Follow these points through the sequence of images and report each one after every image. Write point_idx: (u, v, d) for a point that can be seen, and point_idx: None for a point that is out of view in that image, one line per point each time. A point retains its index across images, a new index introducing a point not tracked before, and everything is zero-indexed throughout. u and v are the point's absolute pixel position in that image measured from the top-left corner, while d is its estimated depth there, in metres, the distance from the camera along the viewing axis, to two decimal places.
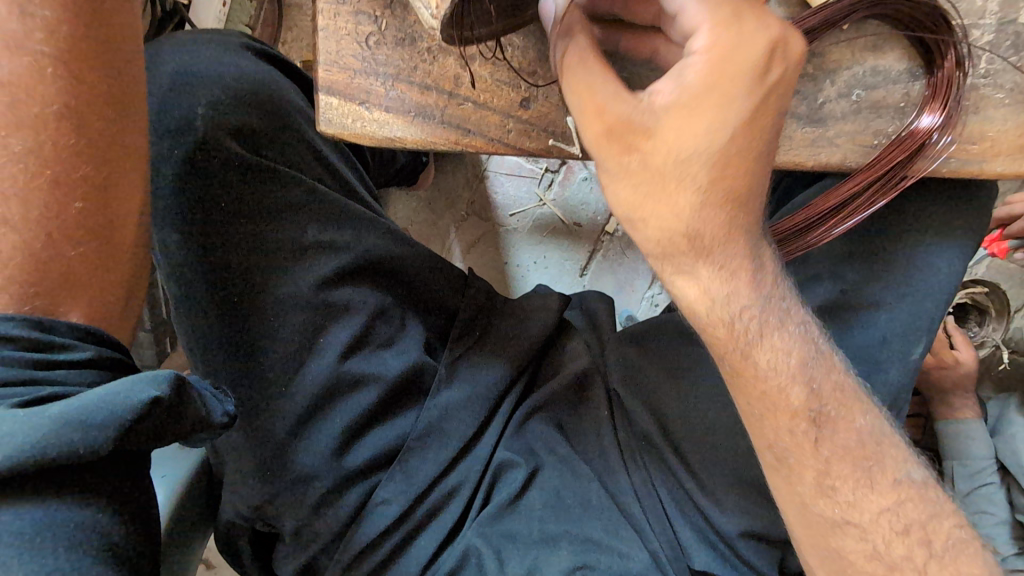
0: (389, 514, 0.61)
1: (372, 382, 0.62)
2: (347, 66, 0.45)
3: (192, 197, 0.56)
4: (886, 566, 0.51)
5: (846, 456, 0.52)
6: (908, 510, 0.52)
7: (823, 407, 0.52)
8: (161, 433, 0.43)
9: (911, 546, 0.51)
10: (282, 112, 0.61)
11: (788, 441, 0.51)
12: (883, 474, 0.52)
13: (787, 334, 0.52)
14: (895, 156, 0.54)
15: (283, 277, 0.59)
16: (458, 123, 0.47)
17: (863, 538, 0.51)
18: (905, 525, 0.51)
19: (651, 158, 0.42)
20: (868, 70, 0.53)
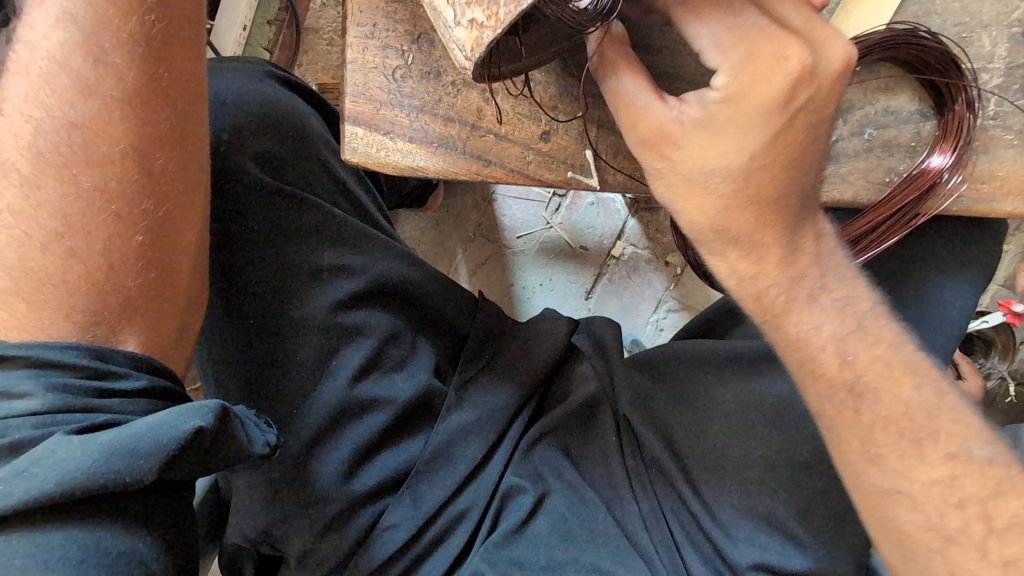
0: (396, 539, 0.60)
1: (383, 406, 0.61)
2: (373, 98, 0.45)
3: (218, 222, 0.59)
4: (942, 537, 0.47)
5: (912, 442, 0.48)
6: (965, 484, 0.47)
7: (864, 377, 0.49)
8: (205, 464, 0.43)
9: (968, 522, 0.46)
10: (305, 139, 0.62)
11: (890, 398, 0.49)
12: (934, 444, 0.48)
13: (842, 300, 0.50)
14: (908, 195, 0.54)
15: (298, 299, 0.59)
16: (479, 154, 0.48)
17: (915, 508, 0.47)
18: (960, 499, 0.47)
19: (679, 166, 0.45)
20: (880, 110, 0.54)
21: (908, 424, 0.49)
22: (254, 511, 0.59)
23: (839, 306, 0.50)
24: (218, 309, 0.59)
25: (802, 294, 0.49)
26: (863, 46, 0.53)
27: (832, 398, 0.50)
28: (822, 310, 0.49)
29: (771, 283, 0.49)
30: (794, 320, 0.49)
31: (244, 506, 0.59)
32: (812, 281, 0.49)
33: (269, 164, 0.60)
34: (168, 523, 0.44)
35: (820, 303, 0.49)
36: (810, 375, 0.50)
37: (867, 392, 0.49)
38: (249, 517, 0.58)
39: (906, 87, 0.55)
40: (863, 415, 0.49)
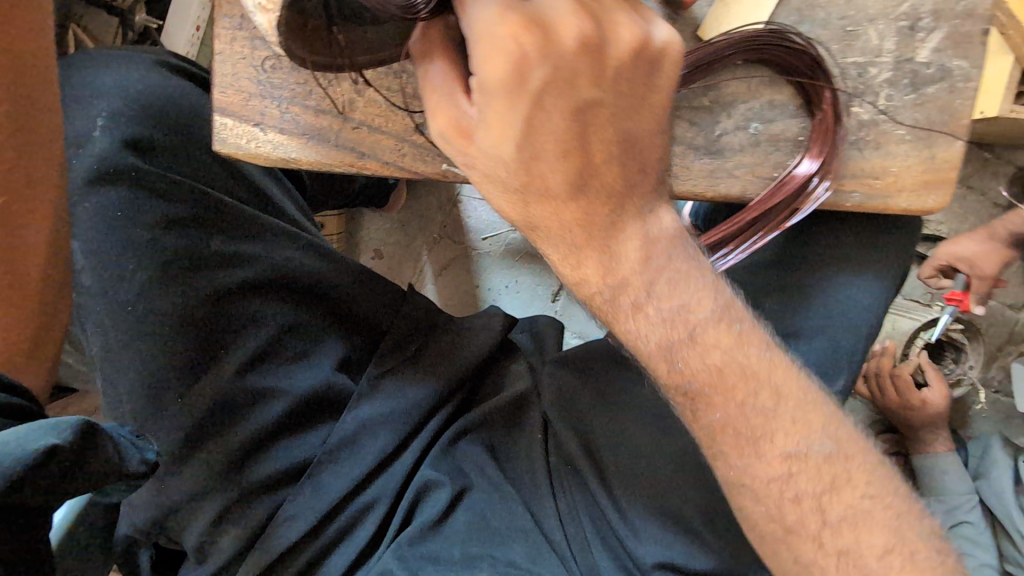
0: (295, 531, 0.61)
1: (279, 396, 0.62)
2: (242, 88, 0.47)
3: (97, 202, 0.56)
4: (782, 527, 0.48)
5: (748, 441, 0.49)
6: (801, 481, 0.48)
7: (697, 383, 0.49)
8: (64, 482, 0.45)
9: (806, 513, 0.48)
10: (197, 128, 0.64)
11: (722, 401, 0.49)
12: (772, 443, 0.49)
13: (676, 308, 0.49)
14: (777, 199, 0.54)
15: (184, 286, 0.58)
16: (352, 145, 0.48)
17: (758, 501, 0.49)
18: (796, 494, 0.48)
19: (474, 159, 0.43)
20: (765, 104, 0.54)
21: (742, 425, 0.49)
22: (144, 500, 0.58)
23: (669, 315, 0.49)
24: (92, 299, 0.56)
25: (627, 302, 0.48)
26: (727, 44, 0.52)
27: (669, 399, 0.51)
28: (646, 319, 0.49)
29: (595, 290, 0.48)
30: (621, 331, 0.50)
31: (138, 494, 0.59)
32: (637, 287, 0.48)
33: (146, 150, 0.59)
34: (20, 552, 0.44)
35: (645, 313, 0.48)
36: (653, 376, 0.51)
37: (702, 397, 0.50)
38: (141, 508, 0.58)
39: (786, 85, 0.54)
40: (701, 416, 0.50)
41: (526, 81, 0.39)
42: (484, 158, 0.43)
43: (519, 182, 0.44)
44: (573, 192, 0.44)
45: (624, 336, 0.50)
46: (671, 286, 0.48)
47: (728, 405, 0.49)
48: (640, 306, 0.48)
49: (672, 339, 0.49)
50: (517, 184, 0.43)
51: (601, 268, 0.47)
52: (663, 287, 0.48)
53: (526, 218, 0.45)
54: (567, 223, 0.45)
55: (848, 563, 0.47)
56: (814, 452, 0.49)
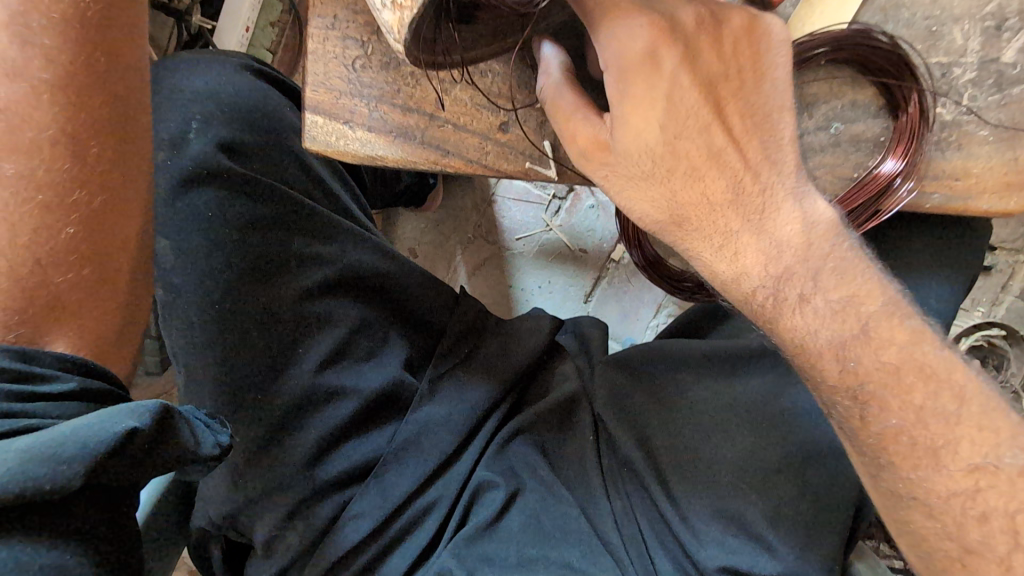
0: (361, 529, 0.62)
1: (349, 394, 0.63)
2: (334, 88, 0.47)
3: (180, 206, 0.57)
4: (960, 546, 0.46)
5: (927, 452, 0.47)
6: (987, 497, 0.46)
7: (869, 385, 0.48)
8: (141, 468, 0.43)
9: (991, 533, 0.45)
10: (272, 127, 0.64)
11: (899, 406, 0.48)
12: (954, 454, 0.47)
13: (843, 300, 0.49)
14: (860, 199, 0.54)
15: (264, 287, 0.60)
16: (438, 144, 0.49)
17: (932, 516, 0.47)
18: (982, 512, 0.46)
19: (621, 163, 0.47)
20: (846, 105, 0.54)
21: (920, 432, 0.47)
22: (218, 494, 0.59)
23: (837, 308, 0.49)
24: (182, 296, 0.57)
25: (793, 294, 0.49)
26: (816, 44, 0.53)
27: (831, 403, 0.50)
28: (812, 312, 0.49)
29: (757, 286, 0.49)
30: (786, 328, 0.49)
31: (212, 488, 0.60)
32: (801, 278, 0.49)
33: (234, 152, 0.60)
34: (96, 536, 0.42)
35: (812, 306, 0.49)
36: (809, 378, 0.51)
37: (873, 399, 0.48)
38: (215, 501, 0.59)
39: (867, 85, 0.54)
40: (871, 423, 0.48)
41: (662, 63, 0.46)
42: (628, 146, 0.47)
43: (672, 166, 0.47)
44: (720, 163, 0.47)
45: (789, 334, 0.50)
46: (834, 280, 0.49)
47: (904, 410, 0.48)
48: (807, 298, 0.49)
49: (841, 334, 0.49)
50: (661, 172, 0.47)
51: (760, 258, 0.48)
52: (829, 280, 0.49)
53: (676, 211, 0.48)
54: (720, 202, 0.48)
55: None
56: (1006, 466, 0.46)
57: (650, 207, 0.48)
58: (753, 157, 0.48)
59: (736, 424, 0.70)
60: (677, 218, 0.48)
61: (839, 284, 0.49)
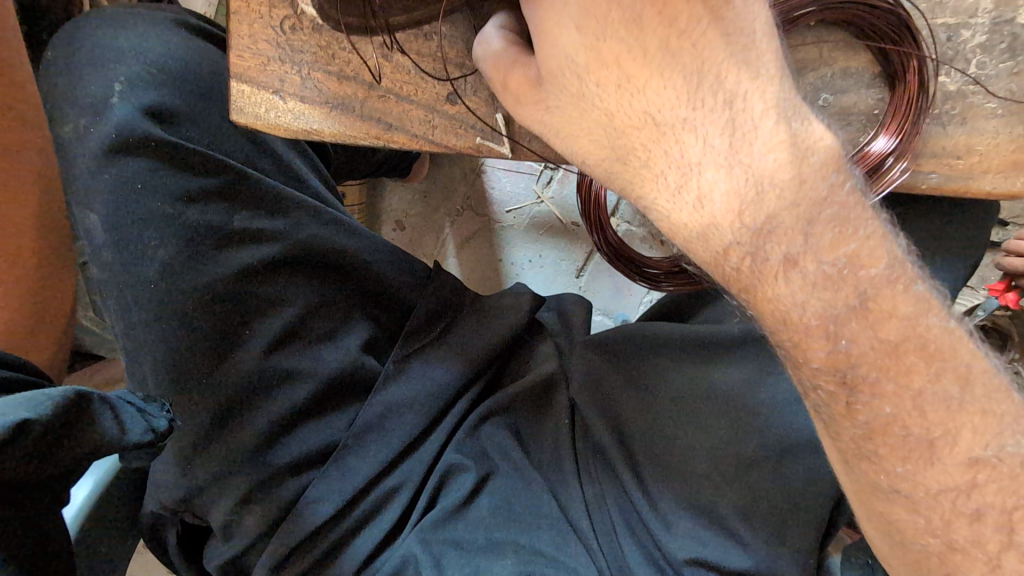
0: (322, 512, 0.60)
1: (303, 377, 0.61)
2: (261, 52, 0.45)
3: (112, 177, 0.54)
4: (943, 540, 0.43)
5: (920, 446, 0.43)
6: (987, 491, 0.42)
7: (858, 368, 0.43)
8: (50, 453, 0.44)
9: (981, 530, 0.42)
10: (213, 94, 0.61)
11: (892, 392, 0.42)
12: (951, 447, 0.42)
13: (834, 267, 0.42)
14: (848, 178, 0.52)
15: (207, 266, 0.56)
16: (377, 116, 0.48)
17: (915, 511, 0.44)
18: (977, 508, 0.42)
19: (554, 94, 0.44)
20: (838, 73, 0.49)
21: (917, 422, 0.43)
22: (168, 480, 0.57)
23: (832, 274, 0.42)
24: (118, 276, 0.55)
25: (777, 257, 0.42)
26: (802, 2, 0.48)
27: (815, 388, 0.45)
28: (801, 278, 0.42)
29: (731, 243, 0.42)
30: (765, 300, 0.43)
31: (162, 474, 0.57)
32: (788, 229, 0.41)
33: (164, 118, 0.56)
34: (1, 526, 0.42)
35: (802, 271, 0.42)
36: (790, 359, 0.45)
37: (863, 385, 0.43)
38: (164, 488, 0.57)
39: (862, 50, 0.49)
40: (858, 414, 0.43)
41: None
42: (550, 68, 0.44)
43: (605, 77, 0.42)
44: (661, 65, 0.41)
45: (771, 309, 0.43)
46: (833, 236, 0.42)
47: (900, 398, 0.42)
48: (795, 260, 0.42)
49: (837, 308, 0.42)
50: (596, 92, 0.43)
51: (736, 205, 0.41)
52: (824, 233, 0.42)
53: (622, 147, 0.43)
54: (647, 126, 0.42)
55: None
56: (1008, 456, 0.42)
57: (589, 143, 0.45)
58: (709, 55, 0.41)
59: (715, 414, 0.67)
60: (620, 150, 0.43)
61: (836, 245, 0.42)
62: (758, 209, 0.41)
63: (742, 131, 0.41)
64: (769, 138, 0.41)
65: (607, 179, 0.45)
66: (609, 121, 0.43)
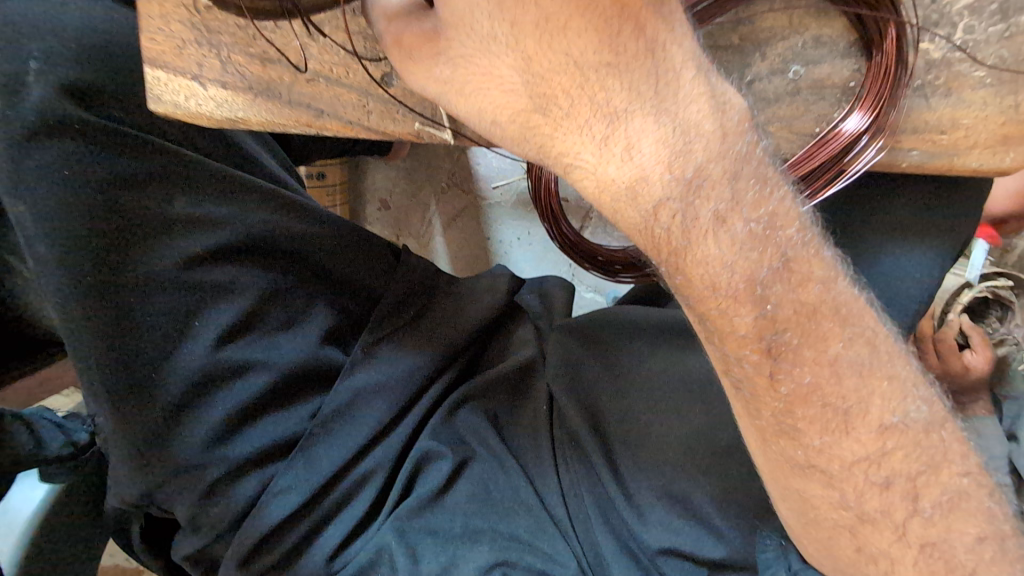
0: (289, 504, 0.59)
1: (261, 368, 0.59)
2: (174, 35, 0.43)
3: (34, 161, 0.50)
4: (855, 515, 0.46)
5: (838, 417, 0.45)
6: (897, 460, 0.45)
7: (781, 336, 0.44)
8: None
9: (891, 501, 0.46)
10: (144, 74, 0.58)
11: (812, 362, 0.44)
12: (865, 418, 0.45)
13: (758, 230, 0.42)
14: (819, 157, 0.48)
15: (149, 255, 0.54)
16: (307, 101, 0.45)
17: (830, 485, 0.46)
18: (887, 478, 0.45)
19: (455, 57, 0.42)
20: (811, 41, 0.46)
21: (833, 391, 0.45)
22: (126, 474, 0.56)
23: (758, 232, 0.42)
24: (50, 267, 0.51)
25: (708, 214, 0.41)
26: None
27: (740, 361, 0.45)
28: (729, 237, 0.41)
29: (663, 199, 0.40)
30: (693, 261, 0.42)
31: (121, 468, 0.56)
32: (716, 185, 0.41)
33: (87, 99, 0.54)
34: None
35: (731, 230, 0.41)
36: (716, 331, 0.44)
37: (784, 352, 0.44)
38: (124, 484, 0.56)
39: (836, 17, 0.46)
40: (781, 385, 0.45)
41: None
42: (457, 21, 0.41)
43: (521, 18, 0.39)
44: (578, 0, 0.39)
45: (696, 283, 0.43)
46: (754, 191, 0.42)
47: (818, 367, 0.44)
48: (724, 218, 0.41)
49: (763, 270, 0.43)
50: (508, 37, 0.40)
51: (665, 156, 0.40)
52: (748, 188, 0.41)
53: (540, 103, 0.41)
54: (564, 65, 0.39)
55: (933, 555, 0.45)
56: (912, 422, 0.45)
57: (503, 96, 0.41)
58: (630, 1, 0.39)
59: (689, 400, 0.65)
60: (540, 100, 0.40)
61: (757, 204, 0.42)
62: (687, 161, 0.40)
63: (664, 82, 0.39)
64: (690, 89, 0.40)
65: (528, 133, 0.42)
66: (530, 67, 0.40)
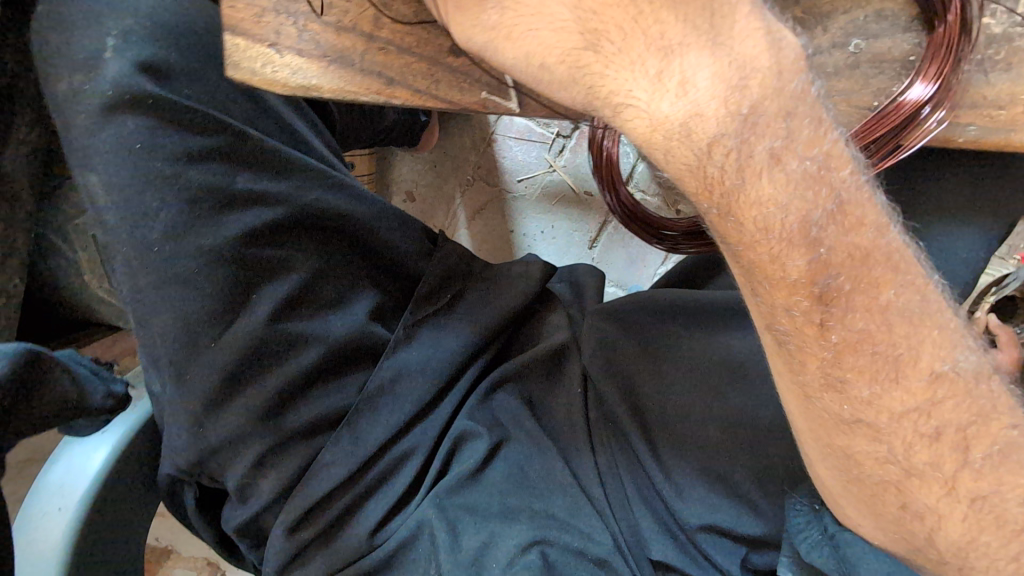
0: (334, 477, 0.61)
1: (313, 342, 0.60)
2: (256, 7, 0.46)
3: (112, 135, 0.53)
4: (893, 502, 0.46)
5: (872, 399, 0.45)
6: (940, 444, 0.45)
7: (826, 313, 0.44)
8: (31, 402, 0.51)
9: (931, 485, 0.46)
10: (215, 51, 0.60)
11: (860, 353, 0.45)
12: (901, 404, 0.45)
13: (814, 173, 0.42)
14: (883, 126, 0.48)
15: (210, 228, 0.55)
16: (379, 70, 0.48)
17: (871, 475, 0.46)
18: (926, 464, 0.46)
19: (505, 6, 0.44)
20: (871, 16, 0.47)
21: (871, 373, 0.45)
22: (182, 443, 0.57)
23: (812, 171, 0.42)
24: (119, 237, 0.54)
25: (762, 152, 0.42)
26: None
27: (789, 308, 0.45)
28: (785, 175, 0.42)
29: (717, 136, 0.41)
30: (747, 203, 0.43)
31: (177, 438, 0.57)
32: (774, 121, 0.41)
33: (159, 74, 0.55)
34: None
35: (785, 168, 0.42)
36: (765, 278, 0.45)
37: (828, 326, 0.45)
38: (180, 452, 0.57)
39: None
40: (820, 368, 0.45)
41: None
42: None
43: None
44: None
45: (748, 224, 0.43)
46: (809, 131, 0.42)
47: (858, 348, 0.45)
48: (779, 156, 0.41)
49: (818, 212, 0.43)
50: None
51: (721, 92, 0.40)
52: (803, 123, 0.42)
53: (596, 36, 0.41)
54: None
55: (982, 511, 0.45)
56: (952, 411, 0.46)
57: (556, 34, 0.42)
58: None
59: (723, 382, 0.66)
60: (593, 36, 0.42)
61: (813, 145, 0.42)
62: (744, 94, 0.40)
63: (718, 16, 0.40)
64: (747, 24, 0.40)
65: (576, 75, 0.43)
66: (581, 2, 0.42)
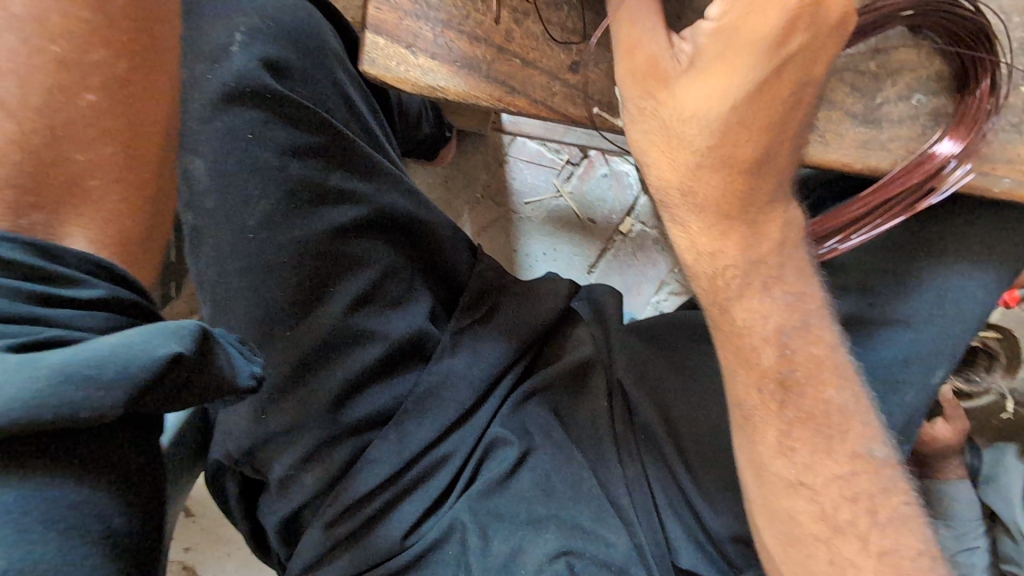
0: (378, 474, 0.61)
1: (378, 339, 0.61)
2: (398, 8, 0.52)
3: (224, 122, 0.56)
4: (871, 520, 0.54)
5: None
6: (857, 479, 0.55)
7: (793, 371, 0.56)
8: (185, 392, 0.42)
9: None
10: (320, 54, 0.62)
11: None
12: (840, 441, 0.56)
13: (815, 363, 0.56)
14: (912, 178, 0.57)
15: (302, 219, 0.57)
16: (504, 80, 0.53)
17: None
18: (852, 492, 0.55)
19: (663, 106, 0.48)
20: (934, 77, 0.56)
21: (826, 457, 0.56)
22: (240, 428, 0.59)
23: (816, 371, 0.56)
24: (215, 221, 0.56)
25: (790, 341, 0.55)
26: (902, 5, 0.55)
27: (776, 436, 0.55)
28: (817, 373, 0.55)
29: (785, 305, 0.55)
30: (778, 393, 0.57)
31: (238, 423, 0.59)
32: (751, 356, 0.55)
33: (278, 71, 0.58)
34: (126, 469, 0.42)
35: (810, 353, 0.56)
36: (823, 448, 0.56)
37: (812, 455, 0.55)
38: (235, 434, 0.59)
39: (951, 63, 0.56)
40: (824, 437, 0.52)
41: (784, 51, 0.45)
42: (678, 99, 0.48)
43: (708, 143, 0.49)
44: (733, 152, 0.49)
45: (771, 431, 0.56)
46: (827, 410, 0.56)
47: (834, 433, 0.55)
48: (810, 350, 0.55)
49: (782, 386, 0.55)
50: (703, 129, 0.48)
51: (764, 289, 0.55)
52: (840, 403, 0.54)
53: (683, 169, 0.50)
54: (718, 180, 0.50)
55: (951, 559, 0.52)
56: None
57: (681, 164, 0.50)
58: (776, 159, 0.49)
59: None
60: (703, 174, 0.50)
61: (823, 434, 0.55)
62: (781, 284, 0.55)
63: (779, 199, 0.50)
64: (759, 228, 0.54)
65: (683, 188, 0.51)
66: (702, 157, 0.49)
